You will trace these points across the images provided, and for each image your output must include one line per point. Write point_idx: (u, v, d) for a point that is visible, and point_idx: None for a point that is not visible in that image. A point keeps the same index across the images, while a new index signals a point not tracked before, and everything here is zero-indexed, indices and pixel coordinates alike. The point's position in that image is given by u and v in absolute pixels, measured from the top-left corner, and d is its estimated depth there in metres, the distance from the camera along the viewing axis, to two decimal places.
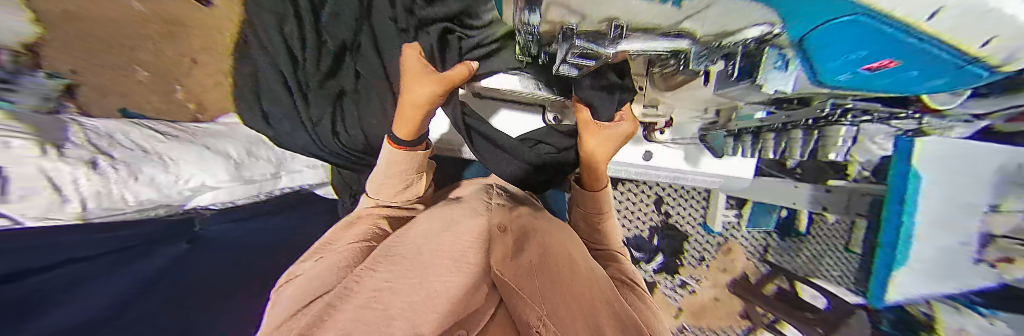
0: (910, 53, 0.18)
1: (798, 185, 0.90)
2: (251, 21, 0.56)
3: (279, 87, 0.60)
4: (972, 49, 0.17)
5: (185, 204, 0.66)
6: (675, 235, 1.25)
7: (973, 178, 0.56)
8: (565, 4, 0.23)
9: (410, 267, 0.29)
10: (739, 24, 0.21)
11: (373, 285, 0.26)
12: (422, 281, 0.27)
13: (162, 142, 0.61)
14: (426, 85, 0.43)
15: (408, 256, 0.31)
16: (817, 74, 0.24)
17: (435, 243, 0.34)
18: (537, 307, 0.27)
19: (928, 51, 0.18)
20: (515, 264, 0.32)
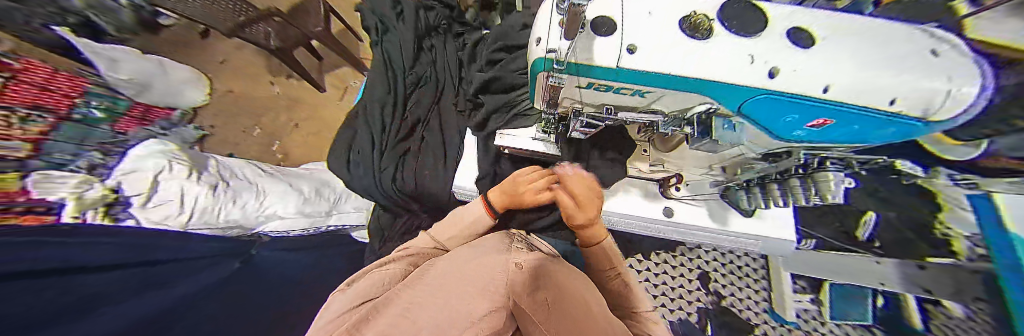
0: (836, 113, 0.24)
1: (879, 259, 0.74)
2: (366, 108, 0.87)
3: (367, 142, 0.82)
4: (885, 108, 0.22)
5: (255, 227, 0.85)
6: (735, 323, 0.96)
7: None
8: (575, 98, 0.33)
9: (439, 294, 0.32)
10: (691, 104, 0.28)
11: (405, 302, 0.33)
12: (447, 304, 0.30)
13: (263, 178, 0.94)
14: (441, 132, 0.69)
15: (437, 285, 0.36)
16: (774, 132, 0.29)
17: (464, 272, 0.38)
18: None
19: (848, 112, 0.24)
20: (539, 299, 0.30)
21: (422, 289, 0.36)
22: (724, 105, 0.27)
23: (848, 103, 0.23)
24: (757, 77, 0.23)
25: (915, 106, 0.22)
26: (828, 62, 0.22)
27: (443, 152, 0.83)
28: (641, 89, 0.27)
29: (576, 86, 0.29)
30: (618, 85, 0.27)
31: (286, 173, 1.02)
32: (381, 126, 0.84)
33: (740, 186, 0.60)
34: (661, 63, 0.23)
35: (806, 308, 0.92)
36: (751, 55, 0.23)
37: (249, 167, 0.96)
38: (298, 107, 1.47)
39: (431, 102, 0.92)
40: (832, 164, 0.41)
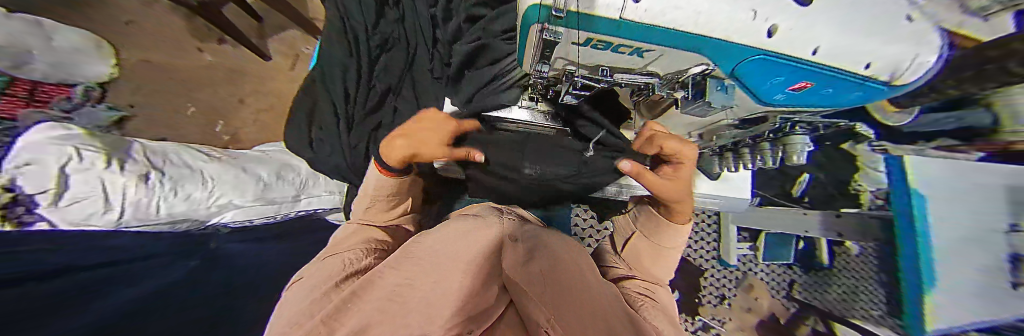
0: (817, 75, 0.25)
1: (807, 212, 0.87)
2: (330, 76, 0.81)
3: (332, 116, 0.80)
4: (859, 72, 0.23)
5: (209, 220, 0.77)
6: (690, 270, 1.12)
7: None
8: (567, 58, 0.32)
9: (431, 271, 0.35)
10: (684, 67, 0.28)
11: (395, 282, 0.34)
12: (440, 279, 0.32)
13: (208, 162, 0.80)
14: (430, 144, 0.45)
15: (425, 258, 0.39)
16: (760, 95, 0.30)
17: (451, 249, 0.40)
18: (547, 309, 0.27)
19: (830, 75, 0.24)
20: (526, 271, 0.35)
21: (409, 270, 0.37)
22: (719, 66, 0.26)
23: (830, 66, 0.23)
24: (757, 36, 0.21)
25: (886, 70, 0.23)
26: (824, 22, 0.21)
27: None
28: (639, 47, 0.25)
29: (571, 43, 0.28)
30: (616, 41, 0.25)
31: (239, 156, 0.89)
32: (345, 97, 0.80)
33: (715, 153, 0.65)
34: (668, 16, 0.20)
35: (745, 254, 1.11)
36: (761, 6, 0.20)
37: (187, 150, 0.82)
38: (241, 80, 1.24)
39: (402, 69, 0.85)
40: (799, 126, 0.45)
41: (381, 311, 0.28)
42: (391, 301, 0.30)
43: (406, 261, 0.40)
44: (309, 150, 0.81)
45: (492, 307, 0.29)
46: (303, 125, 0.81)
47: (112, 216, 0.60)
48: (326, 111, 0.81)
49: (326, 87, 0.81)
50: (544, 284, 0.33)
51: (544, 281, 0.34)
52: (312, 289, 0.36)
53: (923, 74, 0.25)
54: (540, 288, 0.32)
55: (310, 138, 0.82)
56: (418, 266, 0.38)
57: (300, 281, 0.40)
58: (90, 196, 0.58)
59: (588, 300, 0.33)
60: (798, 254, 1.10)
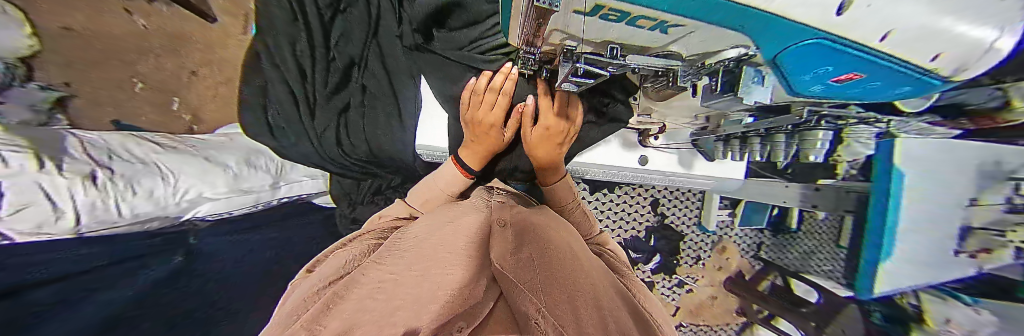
0: (867, 66, 0.21)
1: (789, 184, 0.84)
2: (279, 49, 0.71)
3: (287, 97, 0.73)
4: (922, 63, 0.20)
5: (181, 215, 0.65)
6: (673, 235, 1.22)
7: (958, 172, 0.56)
8: (564, 30, 0.27)
9: (414, 262, 0.33)
10: (717, 48, 0.24)
11: (378, 278, 0.31)
12: (424, 274, 0.30)
13: (164, 154, 0.67)
14: (494, 115, 0.59)
15: (411, 249, 0.37)
16: (792, 86, 0.27)
17: (434, 237, 0.39)
18: (536, 298, 0.27)
19: (881, 65, 0.21)
20: (516, 258, 0.34)
21: (395, 264, 0.34)
22: (760, 51, 0.22)
23: (887, 53, 0.19)
24: (817, 13, 0.16)
25: (949, 64, 0.20)
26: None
27: (393, 108, 0.74)
28: (663, 19, 0.19)
29: (572, 11, 0.22)
30: (640, 12, 0.19)
31: (200, 143, 0.79)
32: (301, 74, 0.72)
33: (719, 139, 0.64)
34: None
35: (724, 220, 1.19)
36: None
37: (134, 140, 0.67)
38: (183, 47, 1.00)
39: (365, 36, 0.73)
40: (826, 121, 0.43)
41: (362, 310, 0.25)
42: (375, 300, 0.26)
43: (392, 254, 0.37)
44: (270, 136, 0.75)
45: (481, 300, 0.28)
46: (256, 111, 0.74)
47: (69, 222, 0.46)
48: (279, 91, 0.73)
49: (275, 63, 0.72)
50: (533, 270, 0.33)
51: (535, 268, 0.33)
52: (303, 295, 0.33)
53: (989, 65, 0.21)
54: (531, 275, 0.31)
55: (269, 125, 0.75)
56: (404, 258, 0.35)
57: (296, 289, 0.37)
58: (34, 202, 0.42)
59: (582, 283, 0.33)
60: (772, 219, 1.19)
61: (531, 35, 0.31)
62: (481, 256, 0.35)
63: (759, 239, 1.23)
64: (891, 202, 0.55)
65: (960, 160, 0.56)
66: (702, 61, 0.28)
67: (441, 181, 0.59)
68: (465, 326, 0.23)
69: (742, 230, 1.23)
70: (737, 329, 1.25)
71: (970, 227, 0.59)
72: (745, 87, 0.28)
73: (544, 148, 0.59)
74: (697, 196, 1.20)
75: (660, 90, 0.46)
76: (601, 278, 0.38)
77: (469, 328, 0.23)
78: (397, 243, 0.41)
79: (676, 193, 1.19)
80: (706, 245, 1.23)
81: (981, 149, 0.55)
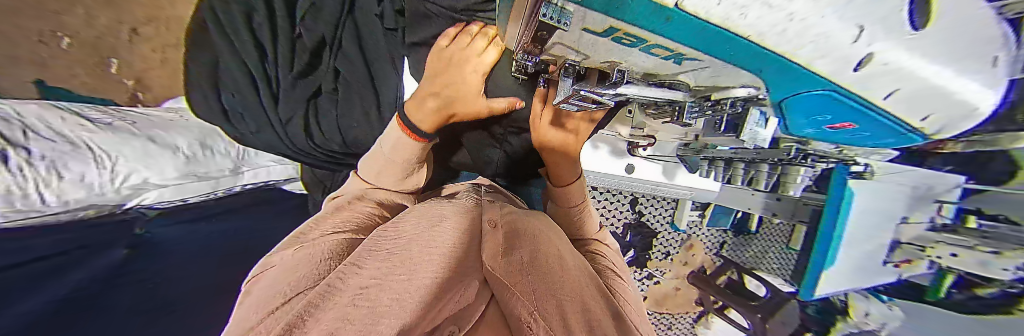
0: (865, 120, 0.23)
1: (755, 192, 0.88)
2: (229, 18, 0.60)
3: (245, 78, 0.64)
4: (913, 122, 0.22)
5: (124, 203, 0.63)
6: (647, 232, 1.28)
7: (892, 208, 0.51)
8: (566, 43, 0.24)
9: (398, 264, 0.31)
10: (729, 84, 0.23)
11: (359, 283, 0.28)
12: (410, 278, 0.28)
13: (99, 133, 0.61)
14: (473, 71, 0.50)
15: (396, 250, 0.34)
16: (789, 126, 0.28)
17: (423, 237, 0.36)
18: (528, 302, 0.28)
19: (879, 121, 0.22)
20: (506, 260, 0.33)
21: (376, 267, 0.31)
22: (769, 94, 0.22)
23: (884, 110, 0.21)
24: (836, 69, 0.16)
25: (931, 123, 0.22)
26: (921, 58, 0.16)
27: (370, 100, 0.70)
28: (681, 52, 0.18)
29: (583, 30, 0.19)
30: (658, 41, 0.17)
31: (142, 120, 0.70)
32: (260, 54, 0.62)
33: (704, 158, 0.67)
34: (756, 22, 0.13)
35: (693, 219, 1.26)
36: (874, 25, 0.13)
37: (57, 115, 0.59)
38: None
39: (338, 13, 0.62)
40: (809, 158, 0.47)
41: (343, 318, 0.23)
42: (356, 307, 0.25)
43: (371, 255, 0.34)
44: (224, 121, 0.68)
45: (472, 304, 0.28)
46: (206, 89, 0.64)
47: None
48: (234, 71, 0.63)
49: (227, 36, 0.61)
50: (522, 274, 0.32)
51: (524, 268, 0.33)
52: (262, 302, 0.29)
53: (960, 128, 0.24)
54: (521, 276, 0.31)
55: (223, 109, 0.67)
56: (390, 258, 0.33)
57: (254, 288, 0.34)
58: None
59: (571, 288, 0.34)
60: (736, 221, 1.28)
61: (528, 45, 0.28)
62: (472, 252, 0.34)
63: (721, 238, 1.33)
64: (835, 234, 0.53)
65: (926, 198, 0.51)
66: (709, 95, 0.27)
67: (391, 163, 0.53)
68: (455, 331, 0.24)
69: (708, 230, 1.31)
70: (695, 317, 1.42)
71: (898, 241, 0.55)
72: (748, 130, 0.29)
73: (552, 129, 0.53)
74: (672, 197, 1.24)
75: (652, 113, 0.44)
76: (584, 279, 0.39)
77: (460, 332, 0.25)
78: (381, 237, 0.38)
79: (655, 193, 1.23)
80: (675, 243, 1.31)
81: None
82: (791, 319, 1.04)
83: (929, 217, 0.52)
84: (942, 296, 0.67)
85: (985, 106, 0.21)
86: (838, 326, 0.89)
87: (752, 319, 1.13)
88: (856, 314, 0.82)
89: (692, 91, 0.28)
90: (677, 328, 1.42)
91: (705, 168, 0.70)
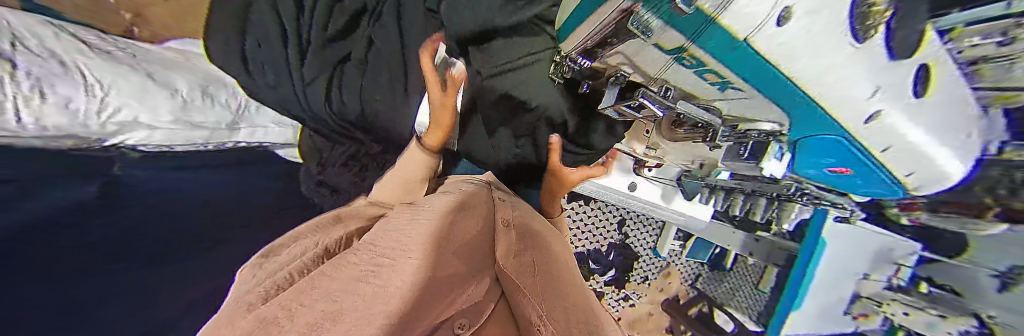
0: (861, 167, 0.27)
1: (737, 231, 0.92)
2: None
3: (276, 30, 0.63)
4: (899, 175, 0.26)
5: (106, 140, 0.56)
6: (629, 254, 1.30)
7: (851, 249, 0.65)
8: (626, 54, 0.31)
9: (409, 245, 0.30)
10: (756, 118, 0.27)
11: (370, 262, 0.27)
12: (424, 260, 0.27)
13: (92, 60, 0.55)
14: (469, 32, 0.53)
15: (408, 234, 0.33)
16: (795, 165, 0.33)
17: (436, 222, 0.35)
18: (539, 305, 0.25)
19: (871, 169, 0.27)
20: (517, 260, 0.33)
21: (389, 245, 0.31)
22: (786, 128, 0.26)
23: (880, 162, 0.25)
24: (850, 118, 0.19)
25: (913, 179, 0.27)
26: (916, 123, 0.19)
27: (403, 71, 0.67)
28: (730, 81, 0.21)
29: (654, 44, 0.25)
30: (711, 68, 0.21)
31: (143, 53, 0.67)
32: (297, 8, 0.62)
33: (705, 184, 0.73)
34: (803, 73, 0.16)
35: (674, 248, 1.30)
36: (887, 88, 0.16)
37: (45, 28, 0.52)
38: None
39: None
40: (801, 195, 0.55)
41: (354, 293, 0.22)
42: (369, 283, 0.23)
43: (384, 236, 0.34)
44: (242, 69, 0.65)
45: (482, 300, 0.26)
46: (233, 33, 0.63)
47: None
48: (267, 22, 0.63)
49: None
50: (532, 275, 0.31)
51: (533, 270, 0.32)
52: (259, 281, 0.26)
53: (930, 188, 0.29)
54: (530, 278, 0.30)
55: (243, 55, 0.64)
56: (404, 239, 0.32)
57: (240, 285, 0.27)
58: None
59: (574, 299, 0.34)
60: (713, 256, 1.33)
61: (602, 40, 0.32)
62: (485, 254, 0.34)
63: (697, 270, 1.37)
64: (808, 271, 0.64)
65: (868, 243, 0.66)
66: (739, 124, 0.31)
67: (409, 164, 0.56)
68: (464, 326, 0.22)
69: (687, 261, 1.35)
70: None
71: (860, 294, 0.74)
72: (767, 160, 0.32)
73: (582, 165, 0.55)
74: (657, 224, 1.29)
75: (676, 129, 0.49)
76: (587, 292, 0.38)
77: (470, 328, 0.22)
78: (393, 222, 0.37)
79: (641, 217, 1.27)
80: (654, 268, 1.34)
81: (879, 236, 0.66)
82: None
83: (884, 276, 0.71)
84: None
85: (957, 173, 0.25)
86: None
87: None
88: None
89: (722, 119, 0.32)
90: None
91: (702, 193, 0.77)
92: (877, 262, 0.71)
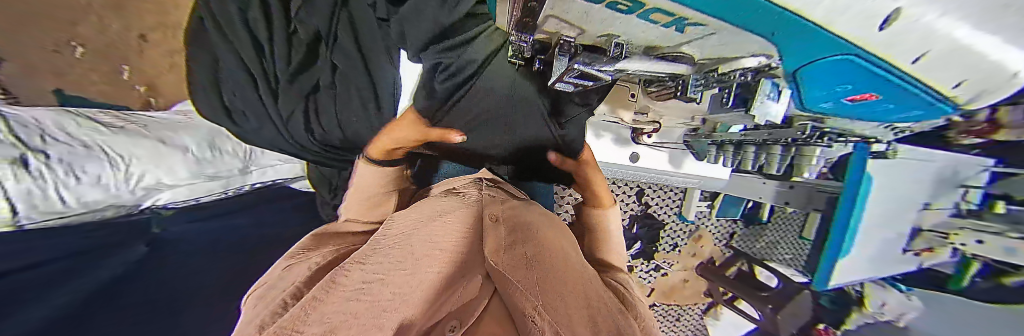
0: (889, 91, 0.21)
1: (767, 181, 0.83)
2: (227, 17, 0.61)
3: (243, 77, 0.65)
4: (945, 89, 0.20)
5: (140, 204, 0.63)
6: (654, 224, 1.25)
7: (906, 178, 0.57)
8: (561, 16, 0.25)
9: (400, 259, 0.30)
10: (735, 54, 0.24)
11: (363, 277, 0.28)
12: (412, 272, 0.27)
13: (110, 136, 0.58)
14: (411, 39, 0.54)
15: (397, 246, 0.35)
16: (805, 100, 0.28)
17: (424, 232, 0.36)
18: (533, 296, 0.25)
19: (906, 91, 0.21)
20: (510, 256, 0.32)
21: (378, 261, 0.31)
22: (783, 59, 0.21)
23: (912, 78, 0.19)
24: (854, 26, 0.15)
25: (964, 92, 0.21)
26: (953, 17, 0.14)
27: (369, 91, 0.68)
28: (683, 16, 0.18)
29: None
30: (659, 6, 0.17)
31: (150, 121, 0.70)
32: (258, 50, 0.63)
33: (712, 143, 0.68)
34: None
35: (702, 210, 1.23)
36: None
37: (70, 119, 0.57)
38: None
39: (332, 5, 0.62)
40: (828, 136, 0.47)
41: (345, 312, 0.21)
42: (360, 300, 0.23)
43: (375, 252, 0.35)
44: (228, 121, 0.68)
45: (474, 299, 0.26)
46: (211, 91, 0.66)
47: (2, 213, 0.44)
48: (233, 67, 0.64)
49: (225, 34, 0.62)
50: (524, 269, 0.30)
51: (527, 264, 0.32)
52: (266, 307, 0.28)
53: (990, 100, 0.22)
54: (524, 272, 0.30)
55: (225, 108, 0.68)
56: (392, 254, 0.33)
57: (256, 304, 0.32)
58: None
59: (574, 289, 0.33)
60: (746, 211, 1.25)
61: (521, 18, 0.30)
62: (476, 252, 0.33)
63: (732, 228, 1.30)
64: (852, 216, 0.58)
65: (921, 171, 0.58)
66: (717, 66, 0.28)
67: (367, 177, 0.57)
68: (456, 326, 0.21)
69: (718, 221, 1.28)
70: (703, 309, 1.41)
71: (920, 229, 0.65)
72: (759, 104, 0.30)
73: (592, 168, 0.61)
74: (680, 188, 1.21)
75: (659, 93, 0.48)
76: (588, 279, 0.38)
77: (462, 328, 0.21)
78: (383, 236, 0.40)
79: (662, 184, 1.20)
80: (683, 234, 1.28)
81: (943, 159, 0.57)
82: (801, 309, 1.02)
83: (952, 204, 0.62)
84: (966, 285, 0.73)
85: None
86: (851, 318, 0.93)
87: (763, 310, 1.11)
88: (873, 305, 0.89)
89: (697, 65, 0.30)
90: (686, 319, 1.42)
91: (714, 154, 0.72)
92: (941, 187, 0.60)
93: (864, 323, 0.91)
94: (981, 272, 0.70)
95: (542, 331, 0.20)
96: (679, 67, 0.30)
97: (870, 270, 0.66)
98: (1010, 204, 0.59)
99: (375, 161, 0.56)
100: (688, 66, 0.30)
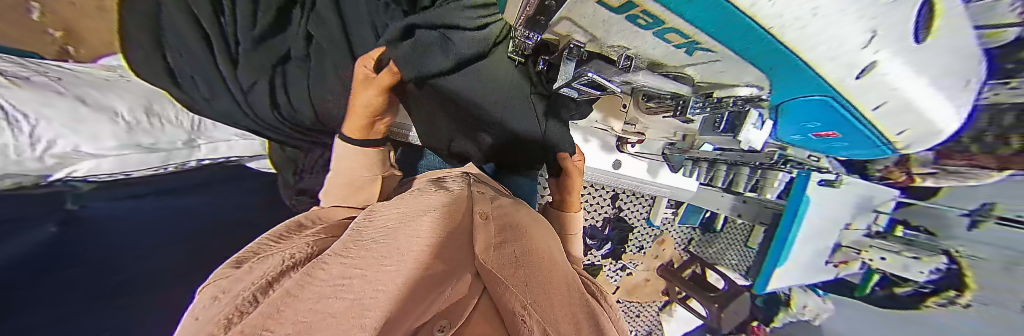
0: (848, 131, 0.29)
1: (725, 194, 0.89)
2: None
3: (198, 37, 0.56)
4: (893, 134, 0.28)
5: (51, 174, 0.52)
6: (624, 227, 1.31)
7: (842, 203, 0.67)
8: (574, 19, 0.26)
9: (384, 254, 0.29)
10: (733, 83, 0.29)
11: (341, 274, 0.25)
12: (396, 268, 0.25)
13: (11, 89, 0.46)
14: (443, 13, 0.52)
15: (381, 240, 0.33)
16: (780, 131, 0.36)
17: (410, 227, 0.34)
18: (521, 295, 0.25)
19: (861, 133, 0.28)
20: (498, 254, 0.31)
21: (364, 256, 0.29)
22: (772, 94, 0.28)
23: (870, 122, 0.26)
24: (842, 73, 0.19)
25: (906, 137, 0.28)
26: (905, 77, 0.19)
27: (348, 71, 0.61)
28: (695, 39, 0.20)
29: (599, 3, 0.20)
30: (675, 26, 0.20)
31: (71, 75, 0.58)
32: (215, 9, 0.55)
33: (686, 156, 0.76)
34: (782, 9, 0.14)
35: (668, 216, 1.32)
36: (887, 34, 0.15)
37: None
38: None
39: None
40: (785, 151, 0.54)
41: (325, 311, 0.18)
42: (341, 299, 0.21)
43: (358, 246, 0.32)
44: (170, 83, 0.58)
45: (464, 298, 0.24)
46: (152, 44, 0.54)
47: None
48: (176, 15, 0.54)
49: None
50: (513, 267, 0.30)
51: (515, 263, 0.31)
52: (221, 300, 0.24)
53: (913, 147, 0.31)
54: (513, 271, 0.29)
55: (169, 65, 0.57)
56: (376, 248, 0.31)
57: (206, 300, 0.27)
58: None
59: (560, 288, 0.33)
60: (704, 220, 1.37)
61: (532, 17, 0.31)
62: (466, 252, 0.32)
63: (690, 234, 1.42)
64: (792, 231, 0.66)
65: (850, 197, 0.68)
66: (713, 91, 0.33)
67: (345, 161, 0.52)
68: (445, 326, 0.20)
69: (679, 227, 1.39)
70: (659, 306, 1.54)
71: (840, 245, 0.74)
72: (747, 129, 0.34)
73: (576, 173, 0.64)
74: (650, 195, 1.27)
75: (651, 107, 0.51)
76: (571, 276, 0.39)
77: (451, 329, 0.20)
78: (362, 228, 0.37)
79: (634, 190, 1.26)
80: (648, 238, 1.37)
81: (868, 188, 0.68)
82: (741, 311, 1.15)
83: (867, 225, 0.73)
84: (868, 292, 0.89)
85: (949, 126, 0.26)
86: (779, 317, 1.09)
87: (709, 308, 1.23)
88: (797, 305, 1.03)
89: (695, 87, 0.34)
90: (645, 315, 1.53)
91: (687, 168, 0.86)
92: (861, 211, 0.71)
93: (788, 321, 1.07)
94: (880, 283, 0.86)
95: (531, 330, 0.20)
96: (681, 87, 0.33)
97: (800, 276, 0.76)
98: (907, 229, 0.74)
99: (352, 142, 0.52)
100: (689, 88, 0.34)
